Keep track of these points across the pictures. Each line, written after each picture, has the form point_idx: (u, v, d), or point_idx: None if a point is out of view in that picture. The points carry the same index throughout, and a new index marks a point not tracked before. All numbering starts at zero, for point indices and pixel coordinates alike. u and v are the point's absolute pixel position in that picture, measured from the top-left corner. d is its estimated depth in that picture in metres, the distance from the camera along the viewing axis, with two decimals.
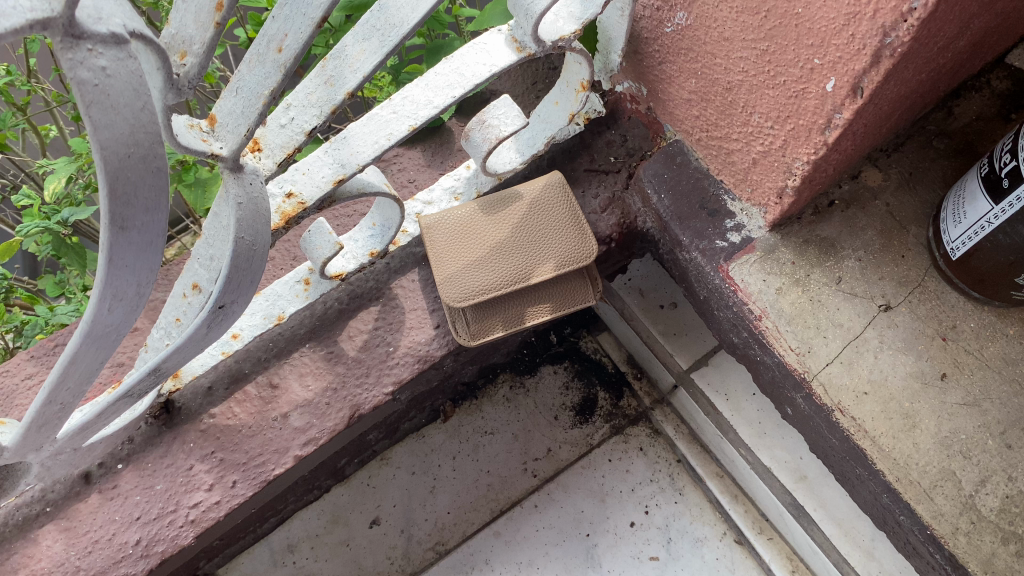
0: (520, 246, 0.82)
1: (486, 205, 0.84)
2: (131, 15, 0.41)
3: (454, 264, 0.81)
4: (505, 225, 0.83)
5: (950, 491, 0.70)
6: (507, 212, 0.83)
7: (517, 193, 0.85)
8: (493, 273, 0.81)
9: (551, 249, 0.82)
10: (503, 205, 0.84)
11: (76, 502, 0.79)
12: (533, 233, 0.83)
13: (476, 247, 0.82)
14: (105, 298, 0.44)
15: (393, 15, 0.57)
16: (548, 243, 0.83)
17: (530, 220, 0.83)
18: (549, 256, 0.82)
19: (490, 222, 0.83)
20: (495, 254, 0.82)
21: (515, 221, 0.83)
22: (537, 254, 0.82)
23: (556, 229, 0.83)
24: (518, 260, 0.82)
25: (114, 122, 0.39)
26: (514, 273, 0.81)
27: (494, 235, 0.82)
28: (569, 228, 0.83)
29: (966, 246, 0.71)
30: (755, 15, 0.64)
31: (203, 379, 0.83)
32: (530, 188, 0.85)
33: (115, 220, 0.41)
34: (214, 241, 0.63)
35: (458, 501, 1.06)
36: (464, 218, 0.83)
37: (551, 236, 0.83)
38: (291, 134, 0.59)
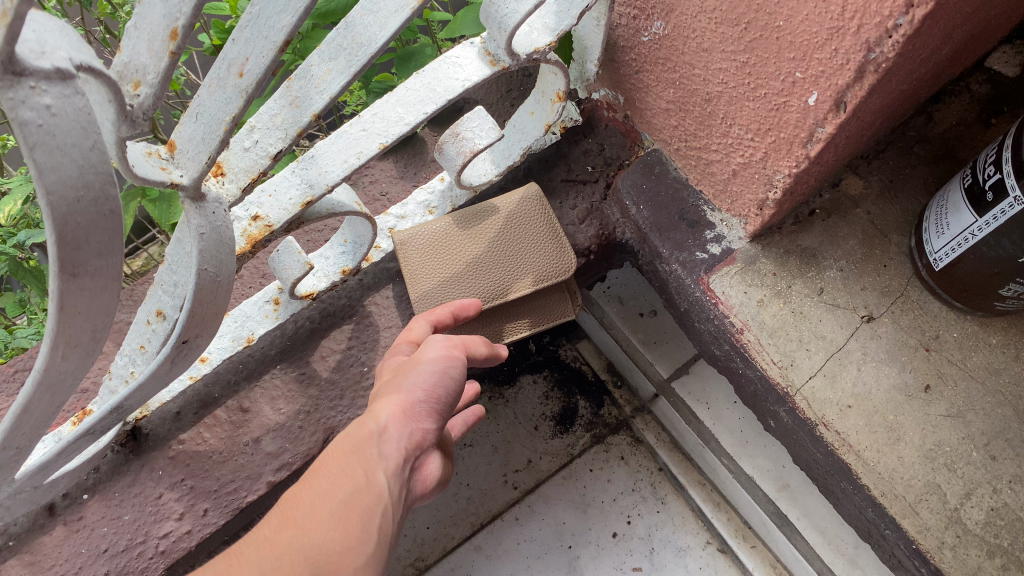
0: (497, 261, 0.80)
1: (462, 218, 0.82)
2: (80, 47, 0.38)
3: (430, 280, 0.79)
4: (482, 240, 0.81)
5: (935, 505, 0.69)
6: (482, 226, 0.81)
7: (493, 206, 0.82)
8: (469, 289, 0.79)
9: (527, 264, 0.81)
10: (479, 218, 0.82)
11: (40, 535, 0.76)
12: (510, 247, 0.81)
13: (452, 263, 0.80)
14: (57, 345, 0.42)
15: (360, 33, 0.56)
16: (526, 258, 0.81)
17: (507, 234, 0.81)
18: (527, 270, 0.80)
19: (466, 236, 0.81)
20: (471, 270, 0.80)
21: (491, 235, 0.81)
22: (515, 269, 0.80)
23: (534, 243, 0.81)
24: (496, 275, 0.80)
25: (61, 164, 0.36)
26: (491, 290, 0.79)
27: (469, 250, 0.81)
28: (547, 241, 0.82)
29: (950, 257, 0.70)
30: (735, 27, 0.62)
31: (171, 404, 0.81)
32: (507, 200, 0.83)
33: (65, 266, 0.39)
34: (178, 267, 0.60)
35: (437, 515, 1.04)
36: (439, 232, 0.81)
37: (529, 249, 0.81)
38: (256, 157, 0.56)
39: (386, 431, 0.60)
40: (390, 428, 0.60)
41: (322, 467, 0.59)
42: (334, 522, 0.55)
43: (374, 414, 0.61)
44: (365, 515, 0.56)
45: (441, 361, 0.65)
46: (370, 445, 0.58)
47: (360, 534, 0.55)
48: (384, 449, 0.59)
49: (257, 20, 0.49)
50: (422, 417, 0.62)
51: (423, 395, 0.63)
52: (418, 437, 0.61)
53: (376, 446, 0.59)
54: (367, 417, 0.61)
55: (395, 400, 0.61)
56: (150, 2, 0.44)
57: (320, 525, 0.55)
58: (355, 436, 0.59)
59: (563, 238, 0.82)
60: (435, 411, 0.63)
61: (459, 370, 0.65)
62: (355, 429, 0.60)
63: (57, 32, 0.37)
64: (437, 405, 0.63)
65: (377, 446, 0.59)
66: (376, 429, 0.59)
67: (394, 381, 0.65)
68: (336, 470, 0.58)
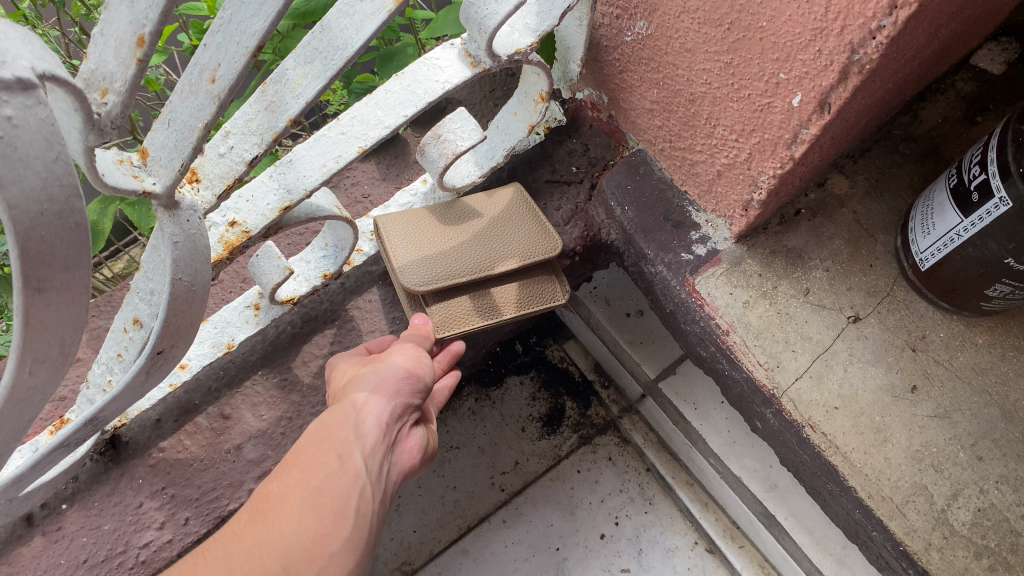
0: (481, 241, 0.80)
1: (444, 207, 0.82)
2: (45, 56, 0.37)
3: (411, 254, 0.77)
4: (467, 226, 0.81)
5: (922, 506, 0.69)
6: (467, 211, 0.82)
7: (476, 199, 0.84)
8: (455, 262, 0.78)
9: (512, 244, 0.80)
10: (463, 208, 0.82)
11: (17, 546, 0.75)
12: (496, 232, 0.81)
13: (435, 242, 0.79)
14: (24, 361, 0.41)
15: (336, 36, 0.55)
16: (510, 239, 0.81)
17: (490, 220, 0.82)
18: (512, 249, 0.80)
19: (449, 221, 0.81)
20: (456, 249, 0.79)
21: (475, 221, 0.82)
22: (500, 247, 0.80)
23: (519, 228, 0.82)
24: (481, 252, 0.79)
25: (23, 177, 0.35)
26: (477, 263, 0.78)
27: (454, 232, 0.80)
28: (532, 227, 0.82)
29: (935, 257, 0.69)
30: (717, 28, 0.62)
31: (151, 411, 0.80)
32: (490, 195, 0.85)
33: (30, 281, 0.38)
34: (154, 275, 0.59)
35: (424, 518, 1.04)
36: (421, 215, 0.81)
37: (514, 233, 0.81)
38: (231, 164, 0.55)
39: (363, 410, 0.63)
40: (368, 405, 0.63)
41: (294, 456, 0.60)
42: (307, 509, 0.55)
43: (346, 401, 0.64)
44: (341, 498, 0.57)
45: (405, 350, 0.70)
46: (348, 425, 0.61)
47: (335, 518, 0.55)
48: (361, 430, 0.61)
49: (229, 25, 0.48)
50: (397, 394, 0.66)
51: (396, 379, 0.66)
52: (396, 412, 0.65)
53: (354, 425, 0.61)
54: (341, 404, 0.64)
55: (372, 383, 0.65)
56: (117, 9, 0.43)
57: (294, 513, 0.55)
58: (333, 419, 0.62)
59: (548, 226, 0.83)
60: (414, 391, 0.68)
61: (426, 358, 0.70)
62: (328, 418, 0.63)
63: (18, 41, 0.35)
64: (413, 387, 0.68)
65: (355, 425, 0.61)
66: (354, 409, 0.63)
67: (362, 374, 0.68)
68: (307, 460, 0.59)
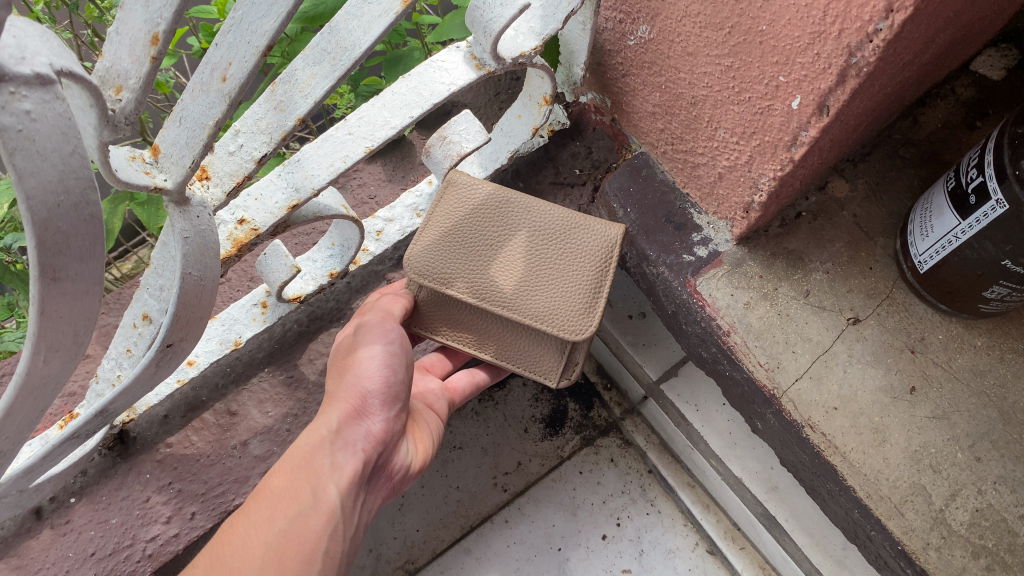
0: (517, 268, 0.78)
1: (524, 199, 0.79)
2: (61, 51, 0.38)
3: (439, 232, 0.79)
4: (529, 247, 0.78)
5: (920, 506, 0.69)
6: (538, 225, 0.79)
7: (565, 217, 0.79)
8: (482, 277, 0.78)
9: (538, 297, 0.78)
10: (534, 218, 0.79)
11: (27, 539, 0.76)
12: (549, 268, 0.78)
13: (477, 238, 0.79)
14: (38, 351, 0.42)
15: (344, 38, 0.56)
16: (540, 289, 0.78)
17: (547, 251, 0.78)
18: (531, 302, 0.77)
19: (508, 223, 0.79)
20: (486, 263, 0.78)
21: (531, 245, 0.78)
22: (523, 290, 0.78)
23: (564, 284, 0.78)
24: (501, 279, 0.78)
25: (42, 169, 0.37)
26: (499, 294, 0.77)
27: (502, 242, 0.79)
28: (572, 291, 0.77)
29: (933, 260, 0.70)
30: (718, 31, 0.63)
31: (158, 408, 0.81)
32: (583, 221, 0.78)
33: (46, 270, 0.39)
34: (163, 271, 0.60)
35: (427, 517, 1.04)
36: (489, 196, 0.79)
37: (560, 285, 0.78)
38: (240, 161, 0.56)
39: (342, 435, 0.68)
40: (344, 429, 0.69)
41: (270, 486, 0.65)
42: (272, 548, 0.60)
43: (326, 421, 0.69)
44: (308, 536, 0.62)
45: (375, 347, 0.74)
46: (325, 451, 0.67)
47: (301, 564, 0.60)
48: (337, 460, 0.67)
49: (241, 25, 0.49)
50: (371, 415, 0.72)
51: (371, 399, 0.72)
52: (373, 430, 0.71)
53: (331, 453, 0.67)
54: (320, 423, 0.70)
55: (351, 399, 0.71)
56: (132, 8, 0.44)
57: (258, 556, 0.59)
58: (309, 444, 0.68)
59: (599, 299, 0.78)
60: (391, 399, 0.73)
61: (401, 364, 0.75)
62: (308, 437, 0.68)
63: (38, 38, 0.37)
64: (391, 393, 0.73)
65: (333, 451, 0.67)
66: (332, 433, 0.68)
67: (340, 386, 0.73)
68: (284, 490, 0.64)
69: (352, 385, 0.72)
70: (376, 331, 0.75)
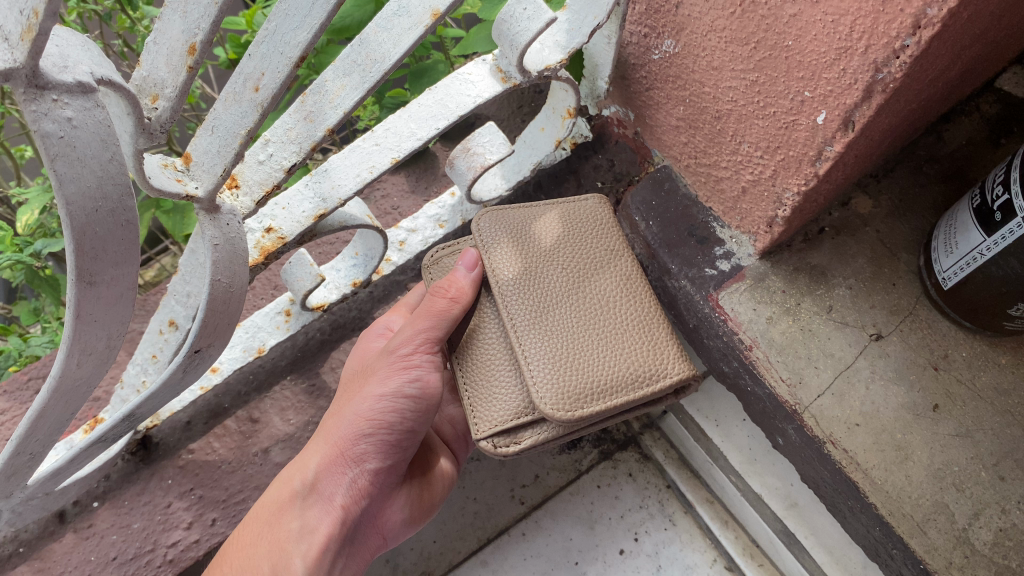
0: (571, 308, 0.75)
1: (633, 276, 0.79)
2: (101, 61, 0.39)
3: (530, 222, 0.80)
4: (597, 324, 0.75)
5: (943, 525, 0.68)
6: (624, 316, 0.76)
7: (649, 329, 0.75)
8: (532, 301, 0.75)
9: (556, 348, 0.73)
10: (621, 298, 0.77)
11: (50, 542, 0.77)
12: (595, 349, 0.73)
13: (554, 260, 0.78)
14: (74, 353, 0.44)
15: (374, 50, 0.57)
16: (565, 346, 0.73)
17: (610, 329, 0.75)
18: (550, 344, 0.73)
19: (599, 278, 0.78)
20: (544, 281, 0.77)
21: (599, 313, 0.76)
22: (552, 339, 0.74)
23: (589, 362, 0.73)
24: (552, 323, 0.74)
25: (80, 175, 0.37)
26: (529, 323, 0.74)
27: (580, 282, 0.77)
28: (582, 371, 0.72)
29: (958, 276, 0.70)
30: (744, 46, 0.63)
31: (181, 413, 0.82)
32: (665, 346, 0.74)
33: (83, 275, 0.40)
34: (190, 277, 0.61)
35: (444, 528, 1.04)
36: (600, 246, 0.80)
37: (589, 367, 0.72)
38: (270, 171, 0.57)
39: (315, 488, 0.73)
40: (324, 480, 0.73)
41: (246, 538, 0.72)
42: None
43: (305, 466, 0.74)
44: None
45: (395, 379, 0.75)
46: (295, 509, 0.72)
47: None
48: (304, 521, 0.72)
49: (274, 36, 0.50)
50: (354, 464, 0.75)
51: (357, 447, 0.75)
52: (353, 479, 0.75)
53: (301, 510, 0.72)
54: (300, 466, 0.74)
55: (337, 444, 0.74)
56: (169, 18, 0.45)
57: None
58: (283, 494, 0.73)
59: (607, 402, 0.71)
60: (377, 445, 0.76)
61: (405, 408, 0.76)
62: (285, 483, 0.73)
63: (79, 48, 0.37)
64: (379, 438, 0.75)
65: (303, 508, 0.72)
66: (305, 486, 0.73)
67: (334, 421, 0.76)
68: (254, 549, 0.71)
69: (348, 423, 0.75)
70: (423, 337, 0.76)
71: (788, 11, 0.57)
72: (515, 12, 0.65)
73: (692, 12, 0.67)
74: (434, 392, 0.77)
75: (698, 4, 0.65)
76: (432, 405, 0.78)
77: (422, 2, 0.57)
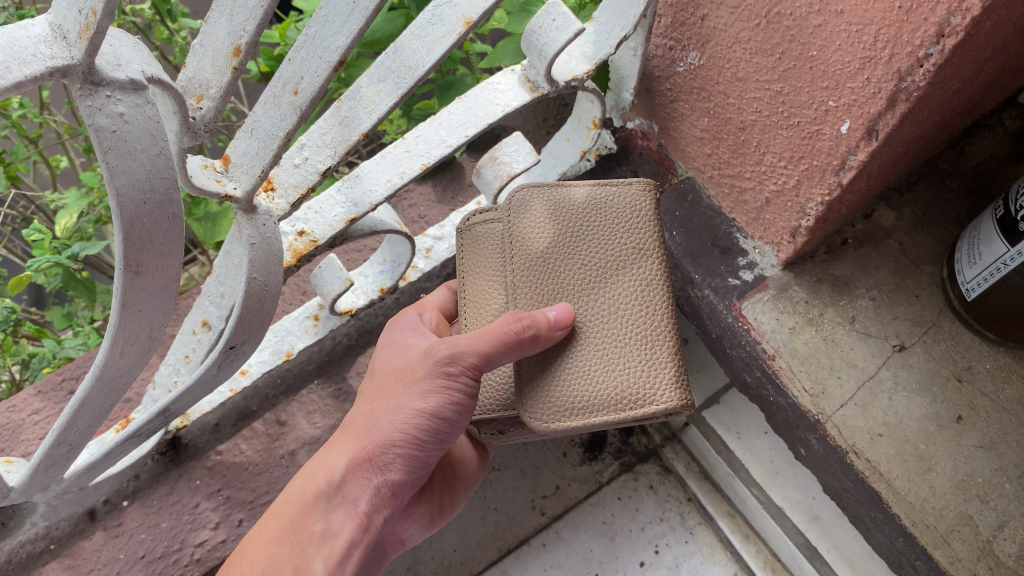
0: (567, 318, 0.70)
1: (644, 276, 0.71)
2: (151, 60, 0.40)
3: (539, 211, 0.73)
4: (598, 332, 0.69)
5: (968, 536, 0.68)
6: (633, 327, 0.69)
7: (653, 344, 0.69)
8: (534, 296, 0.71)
9: (542, 362, 0.69)
10: (620, 306, 0.70)
11: (81, 539, 0.80)
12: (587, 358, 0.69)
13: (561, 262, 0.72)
14: (118, 343, 0.47)
15: (408, 56, 0.60)
16: (553, 362, 0.69)
17: (603, 341, 0.69)
18: (545, 353, 0.69)
19: (602, 283, 0.71)
20: (543, 287, 0.71)
21: (597, 325, 0.69)
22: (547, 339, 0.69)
23: (573, 375, 0.68)
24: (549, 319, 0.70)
25: (131, 168, 0.39)
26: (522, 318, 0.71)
27: (591, 289, 0.70)
28: (567, 392, 0.68)
29: (982, 287, 0.70)
30: (769, 57, 0.64)
31: (211, 415, 0.86)
32: (660, 367, 0.68)
33: (130, 264, 0.42)
34: (225, 278, 0.63)
35: (465, 537, 1.02)
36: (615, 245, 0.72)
37: (574, 379, 0.68)
38: (305, 174, 0.60)
39: (341, 489, 0.67)
40: (345, 482, 0.67)
41: (263, 538, 0.66)
42: None
43: (331, 465, 0.67)
44: None
45: (433, 398, 0.67)
46: (319, 511, 0.66)
47: None
48: (329, 524, 0.66)
49: (313, 41, 0.53)
50: (380, 471, 0.68)
51: (386, 456, 0.68)
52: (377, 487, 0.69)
53: (326, 511, 0.66)
54: (325, 463, 0.68)
55: (366, 443, 0.68)
56: (215, 22, 0.46)
57: None
58: (306, 488, 0.67)
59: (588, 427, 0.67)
60: (405, 455, 0.69)
61: (439, 425, 0.69)
62: (309, 479, 0.68)
63: (131, 47, 0.39)
64: (407, 450, 0.69)
65: (328, 508, 0.66)
66: (330, 486, 0.67)
67: (363, 424, 0.69)
68: (276, 550, 0.65)
69: (379, 427, 0.68)
70: (474, 362, 0.65)
71: (813, 22, 0.58)
72: (545, 23, 0.68)
73: (718, 24, 0.68)
74: (469, 411, 0.70)
75: (724, 16, 0.67)
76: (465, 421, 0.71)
77: (455, 11, 0.61)
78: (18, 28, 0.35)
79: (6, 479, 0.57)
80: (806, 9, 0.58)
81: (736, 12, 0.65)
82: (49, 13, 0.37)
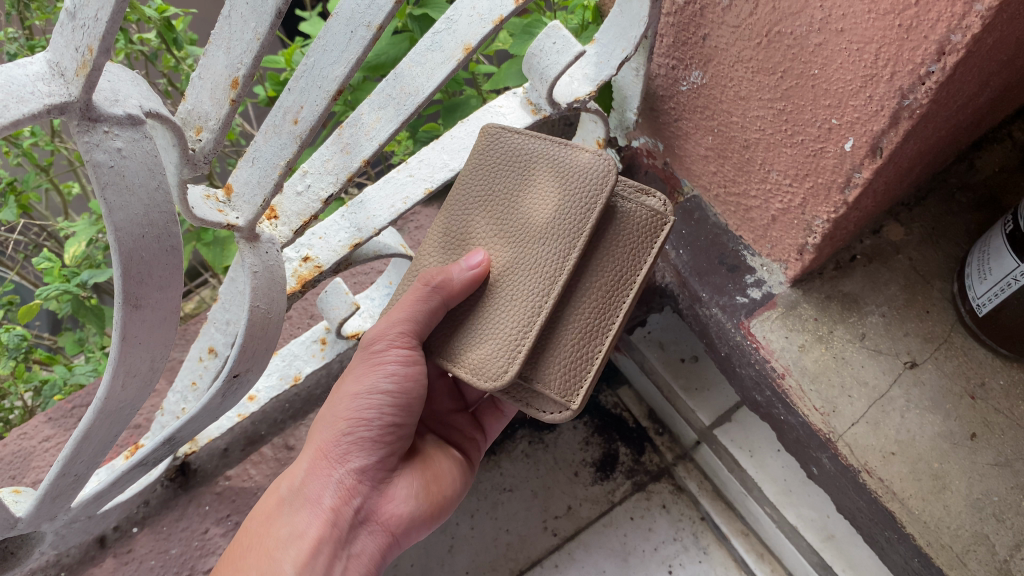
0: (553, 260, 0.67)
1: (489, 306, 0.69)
2: (149, 95, 0.41)
3: (577, 391, 0.69)
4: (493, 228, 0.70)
5: (984, 556, 0.65)
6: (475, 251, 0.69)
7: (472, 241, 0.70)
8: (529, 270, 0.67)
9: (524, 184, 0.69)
10: (452, 255, 0.71)
11: (91, 566, 0.81)
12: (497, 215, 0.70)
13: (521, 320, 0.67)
14: (118, 376, 0.47)
15: (408, 84, 0.64)
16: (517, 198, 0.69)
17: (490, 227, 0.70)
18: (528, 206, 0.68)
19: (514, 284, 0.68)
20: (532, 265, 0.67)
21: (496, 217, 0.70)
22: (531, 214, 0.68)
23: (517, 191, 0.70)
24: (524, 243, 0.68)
25: (129, 203, 0.39)
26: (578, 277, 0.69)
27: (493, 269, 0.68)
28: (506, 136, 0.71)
29: (993, 302, 0.68)
30: (771, 76, 0.64)
31: (219, 441, 0.88)
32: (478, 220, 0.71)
33: (130, 297, 0.43)
34: (230, 306, 0.63)
35: (476, 560, 1.00)
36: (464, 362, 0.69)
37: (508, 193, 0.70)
38: (308, 202, 0.62)
39: (301, 490, 0.68)
40: (303, 483, 0.69)
41: (236, 553, 0.67)
42: None
43: (292, 473, 0.70)
44: None
45: (369, 376, 0.69)
46: (282, 517, 0.67)
47: None
48: (295, 526, 0.67)
49: (312, 71, 0.54)
50: (337, 463, 0.69)
51: (340, 447, 0.69)
52: (343, 485, 0.69)
53: (289, 516, 0.67)
54: (289, 473, 0.70)
55: (312, 447, 0.71)
56: (214, 54, 0.47)
57: None
58: (264, 505, 0.69)
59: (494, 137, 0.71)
60: (359, 442, 0.70)
61: (384, 404, 0.70)
62: (272, 496, 0.69)
63: (130, 82, 0.40)
64: (358, 435, 0.69)
65: (291, 513, 0.68)
66: (291, 492, 0.69)
67: (316, 427, 0.72)
68: (244, 561, 0.65)
69: (324, 424, 0.70)
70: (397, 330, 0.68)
71: (813, 40, 0.58)
72: (545, 47, 0.70)
73: (719, 43, 0.68)
74: (412, 380, 0.70)
75: (725, 35, 0.67)
76: (414, 393, 0.71)
77: (455, 38, 0.64)
78: (18, 67, 0.35)
79: (13, 510, 0.57)
80: (806, 28, 0.58)
81: (736, 31, 0.65)
82: (48, 51, 0.37)
